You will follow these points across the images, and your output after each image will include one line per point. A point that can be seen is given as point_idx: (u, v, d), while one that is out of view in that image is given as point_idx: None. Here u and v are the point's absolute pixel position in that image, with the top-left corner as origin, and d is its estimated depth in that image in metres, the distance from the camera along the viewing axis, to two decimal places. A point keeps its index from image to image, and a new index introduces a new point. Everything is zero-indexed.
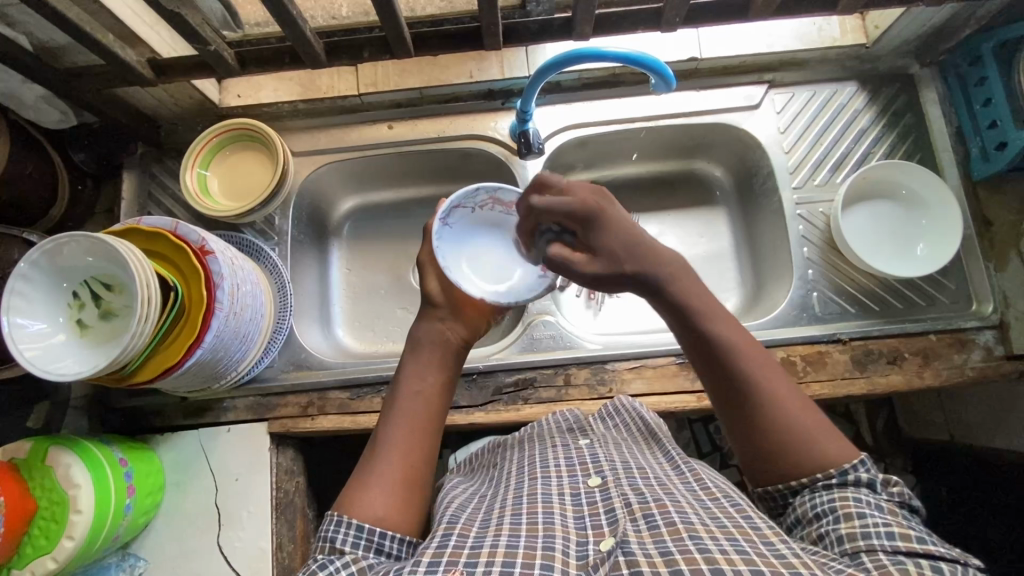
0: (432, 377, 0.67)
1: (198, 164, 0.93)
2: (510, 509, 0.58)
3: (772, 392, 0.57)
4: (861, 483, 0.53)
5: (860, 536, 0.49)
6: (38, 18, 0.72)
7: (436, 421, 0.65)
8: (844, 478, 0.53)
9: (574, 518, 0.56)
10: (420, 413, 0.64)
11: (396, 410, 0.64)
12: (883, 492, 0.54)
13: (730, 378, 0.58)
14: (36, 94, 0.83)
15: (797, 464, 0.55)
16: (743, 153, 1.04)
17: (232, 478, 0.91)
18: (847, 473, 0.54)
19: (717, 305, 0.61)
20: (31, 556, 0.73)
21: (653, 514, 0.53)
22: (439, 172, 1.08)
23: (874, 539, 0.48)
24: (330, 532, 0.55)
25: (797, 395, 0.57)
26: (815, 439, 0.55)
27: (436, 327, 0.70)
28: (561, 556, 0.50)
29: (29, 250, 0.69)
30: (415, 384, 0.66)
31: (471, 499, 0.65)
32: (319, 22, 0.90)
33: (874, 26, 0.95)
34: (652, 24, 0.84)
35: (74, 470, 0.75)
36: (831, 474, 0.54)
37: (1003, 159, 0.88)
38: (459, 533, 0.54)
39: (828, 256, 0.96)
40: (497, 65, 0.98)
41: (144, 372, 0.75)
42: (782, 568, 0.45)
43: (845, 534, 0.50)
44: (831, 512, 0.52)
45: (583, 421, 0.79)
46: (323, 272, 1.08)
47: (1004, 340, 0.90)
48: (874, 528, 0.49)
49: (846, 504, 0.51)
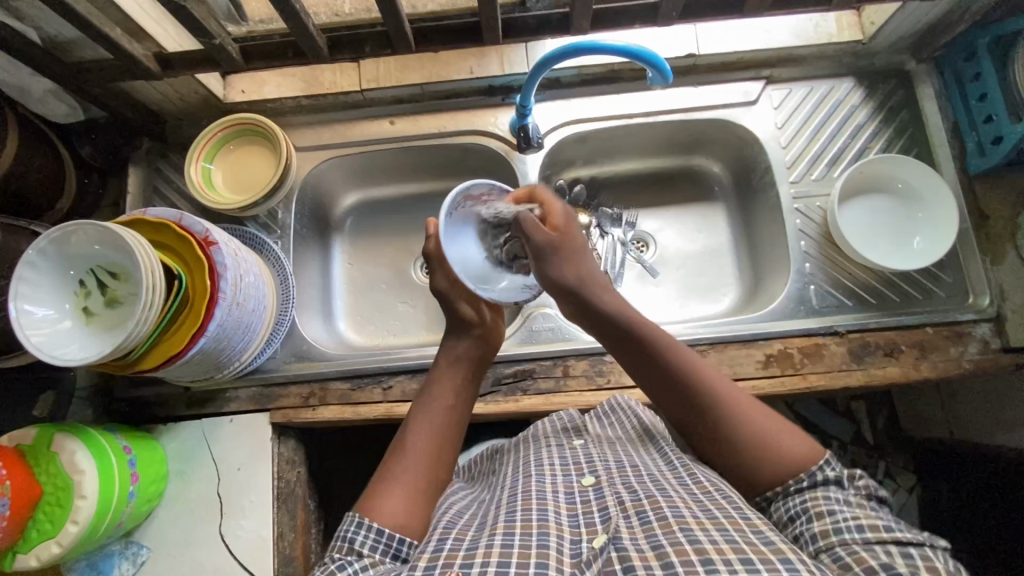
0: (460, 392, 0.71)
1: (202, 158, 0.95)
2: (508, 507, 0.59)
3: (735, 400, 0.62)
4: (829, 481, 0.57)
5: (832, 531, 0.52)
6: (47, 12, 0.74)
7: (457, 434, 0.68)
8: (813, 479, 0.57)
9: (568, 517, 0.57)
10: (447, 428, 0.67)
11: (418, 422, 0.67)
12: (849, 486, 0.57)
13: (685, 394, 0.64)
14: (45, 88, 0.85)
15: (772, 465, 0.59)
16: (741, 149, 1.05)
17: (233, 468, 0.92)
18: (816, 474, 0.57)
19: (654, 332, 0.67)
20: (35, 540, 0.74)
21: (646, 511, 0.54)
22: (439, 167, 1.10)
23: (845, 534, 0.51)
24: (350, 532, 0.56)
25: (753, 406, 0.63)
26: (782, 441, 0.60)
27: (472, 343, 0.75)
28: (555, 555, 0.50)
29: (37, 239, 0.70)
30: (443, 400, 0.69)
31: (470, 504, 0.66)
32: (322, 18, 0.91)
33: (870, 22, 0.96)
34: (649, 19, 0.85)
35: (78, 455, 0.76)
36: (801, 478, 0.57)
37: (998, 153, 0.89)
38: (455, 537, 0.55)
39: (826, 251, 0.96)
40: (497, 61, 0.99)
41: (148, 360, 0.76)
42: (771, 555, 0.47)
43: (818, 532, 0.53)
44: (803, 514, 0.55)
45: (579, 422, 0.80)
46: (324, 266, 1.09)
47: (1000, 333, 0.90)
48: (845, 522, 0.52)
49: (816, 503, 0.54)
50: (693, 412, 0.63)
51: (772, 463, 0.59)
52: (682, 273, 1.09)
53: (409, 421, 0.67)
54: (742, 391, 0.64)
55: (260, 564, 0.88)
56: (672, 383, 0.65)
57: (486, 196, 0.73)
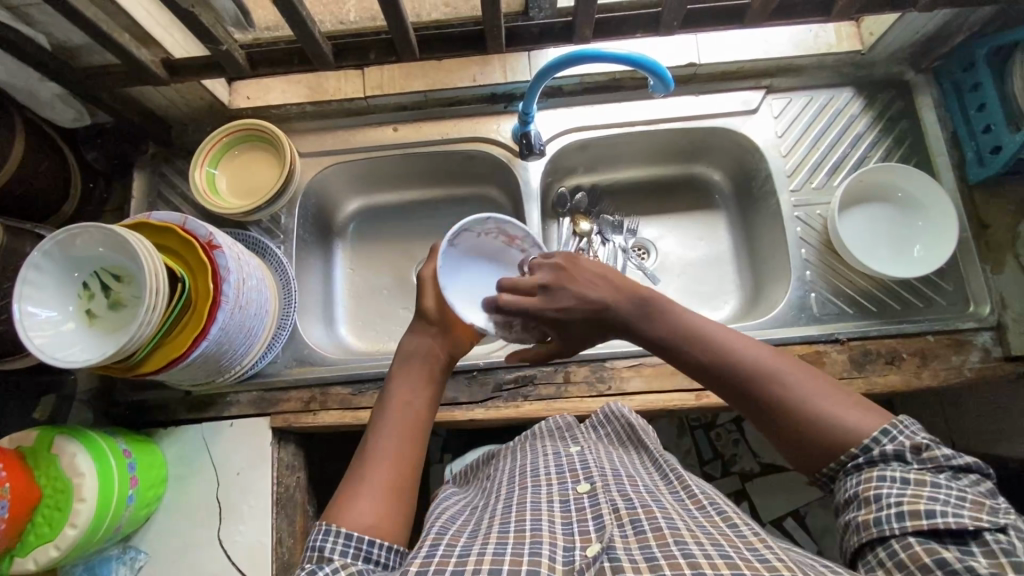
0: (421, 391, 0.68)
1: (206, 163, 0.96)
2: (501, 517, 0.58)
3: (783, 380, 0.57)
4: (889, 456, 0.52)
5: (874, 523, 0.49)
6: (57, 18, 0.76)
7: (423, 429, 0.66)
8: (869, 455, 0.52)
9: (561, 524, 0.56)
10: (411, 421, 0.66)
11: (384, 419, 0.65)
12: (914, 460, 0.51)
13: (730, 383, 0.59)
14: (53, 93, 0.86)
15: (826, 445, 0.54)
16: (741, 157, 1.06)
17: (233, 473, 0.91)
18: (871, 449, 0.52)
19: (690, 323, 0.63)
20: (34, 544, 0.74)
21: (640, 521, 0.54)
22: (442, 175, 1.10)
23: (886, 524, 0.49)
24: (319, 541, 0.55)
25: (810, 383, 0.57)
26: (848, 417, 0.54)
27: (428, 341, 0.72)
28: (547, 562, 0.50)
29: (42, 241, 0.70)
30: (403, 396, 0.67)
31: (463, 511, 0.66)
32: (328, 26, 0.92)
33: (869, 32, 0.97)
34: (650, 28, 0.86)
35: (79, 458, 0.76)
36: (855, 453, 0.53)
37: (998, 162, 0.90)
38: (447, 543, 0.55)
39: (826, 258, 0.97)
40: (500, 69, 1.00)
41: (149, 363, 0.76)
42: (764, 572, 0.46)
43: (863, 521, 0.50)
44: (856, 497, 0.51)
45: (572, 429, 0.80)
46: (327, 272, 1.10)
47: (1002, 341, 0.90)
48: (888, 510, 0.49)
49: (865, 489, 0.51)
50: (739, 400, 0.59)
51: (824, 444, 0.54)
52: (683, 280, 1.09)
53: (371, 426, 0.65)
54: (798, 366, 0.59)
55: (258, 570, 0.87)
56: (714, 376, 0.60)
57: (519, 241, 0.77)
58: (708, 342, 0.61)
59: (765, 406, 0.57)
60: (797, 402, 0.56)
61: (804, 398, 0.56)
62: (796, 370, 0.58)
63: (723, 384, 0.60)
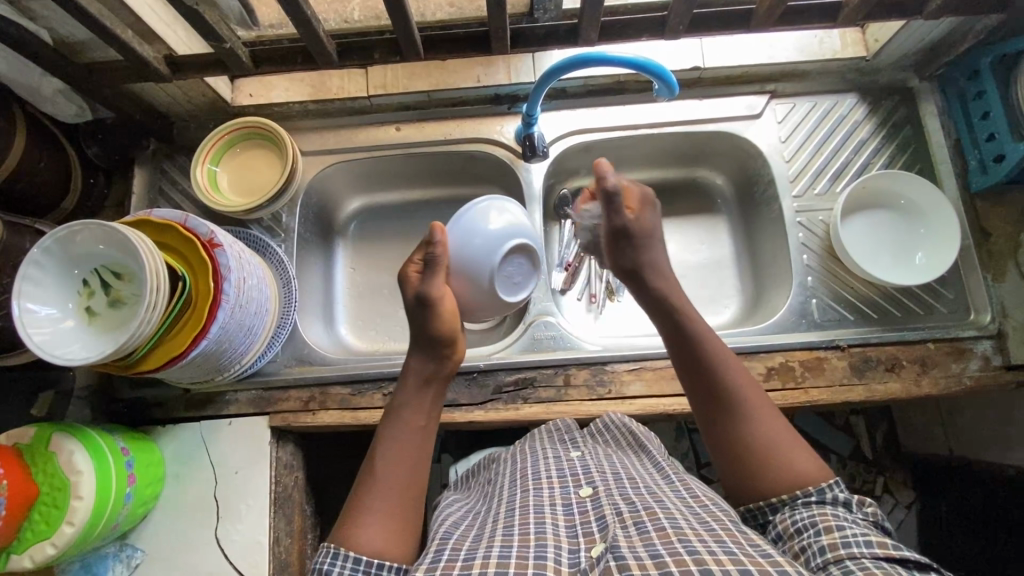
0: (429, 412, 0.69)
1: (208, 160, 0.95)
2: (505, 520, 0.58)
3: (753, 415, 0.64)
4: (838, 501, 0.57)
5: (841, 544, 0.51)
6: (60, 13, 0.75)
7: (428, 452, 0.67)
8: (822, 496, 0.58)
9: (566, 528, 0.56)
10: (417, 444, 0.66)
11: (391, 441, 0.66)
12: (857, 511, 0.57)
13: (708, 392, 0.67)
14: (54, 87, 0.86)
15: (768, 478, 0.61)
16: (744, 162, 1.06)
17: (231, 471, 0.91)
18: (825, 492, 0.58)
19: (710, 333, 0.70)
20: (30, 541, 0.73)
21: (643, 522, 0.53)
22: (444, 175, 1.10)
23: (854, 547, 0.51)
24: (326, 564, 0.56)
25: (776, 430, 0.63)
26: (801, 468, 0.61)
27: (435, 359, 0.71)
28: (553, 565, 0.49)
29: (42, 238, 0.70)
30: (414, 417, 0.68)
31: (466, 517, 0.65)
32: (331, 25, 0.91)
33: (874, 39, 0.97)
34: (656, 32, 0.86)
35: (76, 456, 0.76)
36: (809, 492, 0.59)
37: (1002, 170, 0.89)
38: (451, 549, 0.55)
39: (827, 264, 0.97)
40: (503, 70, 1.00)
41: (149, 361, 0.75)
42: (769, 567, 0.46)
43: (827, 544, 0.52)
44: (813, 527, 0.54)
45: (573, 432, 0.80)
46: (327, 271, 1.09)
47: (1001, 349, 0.90)
48: (854, 536, 0.52)
49: (826, 519, 0.54)
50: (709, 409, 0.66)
51: (766, 478, 0.61)
52: (683, 284, 1.09)
53: (378, 444, 0.66)
54: (772, 413, 0.65)
55: (256, 569, 0.87)
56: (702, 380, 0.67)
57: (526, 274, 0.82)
58: (712, 352, 0.69)
59: (727, 426, 0.65)
60: (758, 438, 0.63)
61: (768, 438, 0.63)
62: (769, 415, 0.65)
63: (703, 389, 0.67)
